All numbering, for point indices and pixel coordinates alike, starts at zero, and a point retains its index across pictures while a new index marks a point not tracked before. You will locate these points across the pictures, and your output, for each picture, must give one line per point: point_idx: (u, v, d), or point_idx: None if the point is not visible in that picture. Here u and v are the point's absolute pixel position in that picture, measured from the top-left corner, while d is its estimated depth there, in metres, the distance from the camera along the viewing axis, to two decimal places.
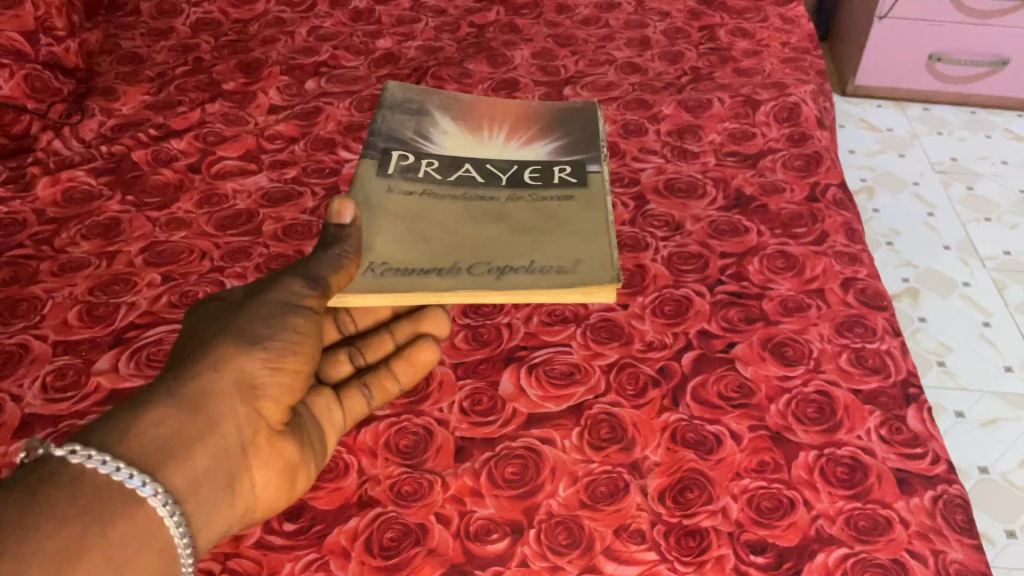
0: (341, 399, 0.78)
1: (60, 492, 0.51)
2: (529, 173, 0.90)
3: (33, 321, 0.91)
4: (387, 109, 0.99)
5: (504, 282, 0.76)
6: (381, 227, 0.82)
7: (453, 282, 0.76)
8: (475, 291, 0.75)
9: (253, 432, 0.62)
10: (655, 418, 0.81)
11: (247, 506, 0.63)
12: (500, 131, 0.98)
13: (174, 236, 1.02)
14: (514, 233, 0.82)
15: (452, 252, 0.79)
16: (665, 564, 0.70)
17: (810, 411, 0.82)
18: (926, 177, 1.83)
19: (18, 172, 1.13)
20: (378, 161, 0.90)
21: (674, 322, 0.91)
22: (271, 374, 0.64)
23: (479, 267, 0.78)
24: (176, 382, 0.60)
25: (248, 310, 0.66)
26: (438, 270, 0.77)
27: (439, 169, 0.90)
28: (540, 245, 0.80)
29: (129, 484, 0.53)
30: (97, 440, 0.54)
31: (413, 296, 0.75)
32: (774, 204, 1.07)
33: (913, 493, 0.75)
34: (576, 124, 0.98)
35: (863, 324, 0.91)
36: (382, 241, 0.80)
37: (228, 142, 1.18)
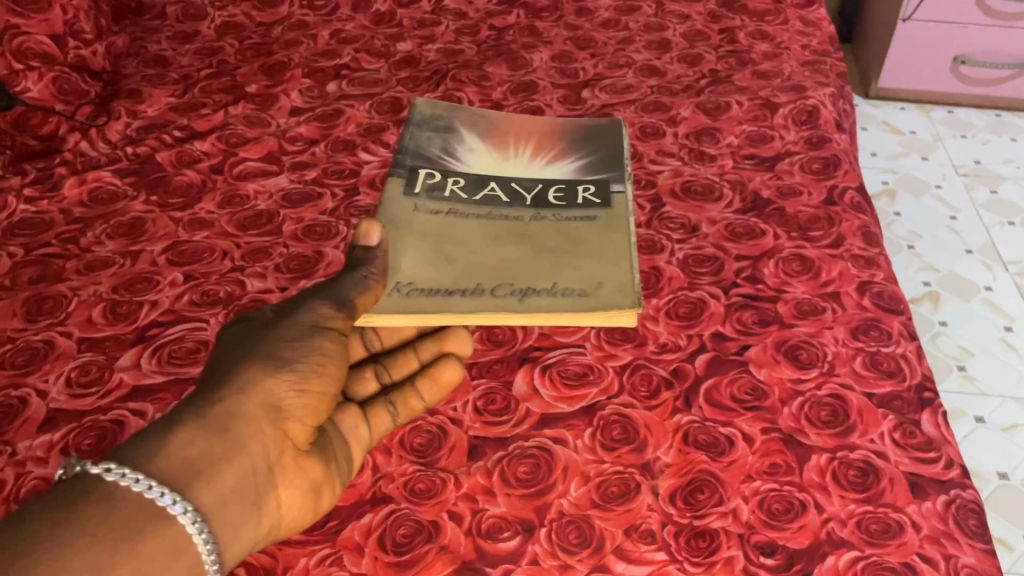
0: (366, 415, 0.78)
1: (94, 509, 0.52)
2: (554, 192, 0.93)
3: (59, 318, 0.93)
4: (415, 128, 1.03)
5: (527, 304, 0.79)
6: (408, 246, 0.84)
7: (476, 304, 0.79)
8: (498, 312, 0.78)
9: (277, 453, 0.64)
10: (667, 420, 0.82)
11: (271, 524, 0.64)
12: (526, 149, 1.01)
13: (196, 236, 1.04)
14: (535, 254, 0.84)
15: (476, 271, 0.82)
16: (675, 564, 0.70)
17: (823, 414, 0.82)
18: (949, 180, 1.82)
19: (46, 172, 1.15)
20: (405, 179, 0.94)
21: (688, 325, 0.92)
22: (297, 396, 0.65)
23: (501, 288, 0.80)
24: (205, 402, 0.62)
25: (276, 330, 0.67)
26: (461, 291, 0.80)
27: (464, 188, 0.93)
28: (562, 267, 0.82)
29: (160, 502, 0.54)
30: (131, 458, 0.56)
31: (439, 317, 0.77)
32: (791, 207, 1.07)
33: (926, 497, 0.75)
34: (601, 142, 1.01)
35: (878, 328, 0.91)
36: (407, 261, 0.83)
37: (250, 143, 1.20)
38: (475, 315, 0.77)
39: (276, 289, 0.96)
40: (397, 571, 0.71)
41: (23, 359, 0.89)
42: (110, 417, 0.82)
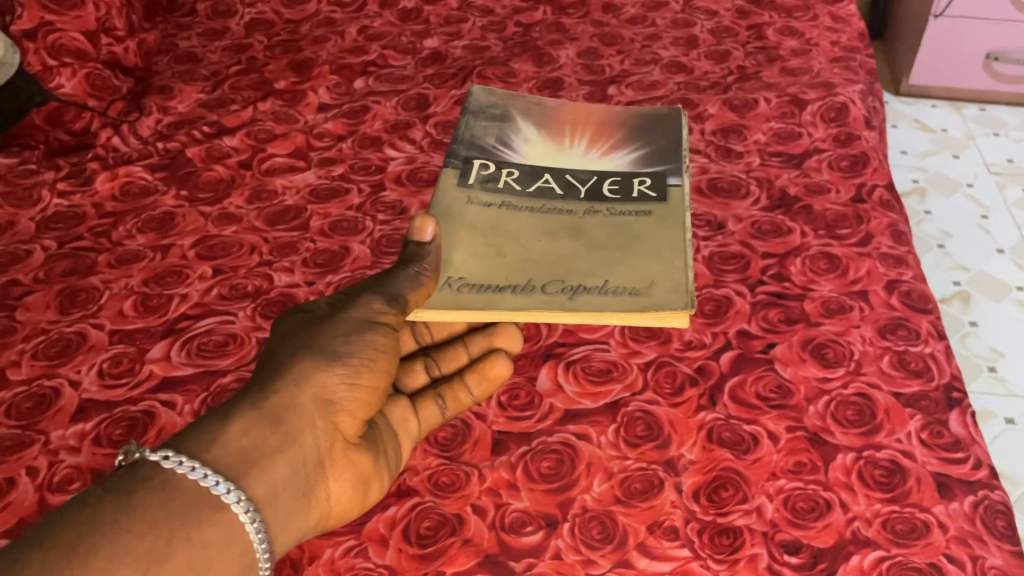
0: (415, 408, 0.79)
1: (152, 495, 0.53)
2: (609, 185, 0.90)
3: (91, 310, 0.95)
4: (471, 116, 1.00)
5: (577, 303, 0.75)
6: (460, 239, 0.82)
7: (527, 301, 0.75)
8: (547, 310, 0.75)
9: (329, 445, 0.64)
10: (691, 417, 0.82)
11: (321, 516, 0.65)
12: (582, 139, 0.97)
13: (225, 231, 1.06)
14: (587, 252, 0.81)
15: (527, 267, 0.79)
16: (698, 561, 0.70)
17: (849, 413, 0.81)
18: (981, 178, 1.79)
19: (79, 167, 1.17)
20: (459, 170, 0.91)
21: (713, 322, 0.91)
22: (348, 390, 0.65)
23: (551, 286, 0.77)
24: (260, 394, 0.62)
25: (329, 325, 0.67)
26: (512, 287, 0.77)
27: (518, 180, 0.91)
28: (614, 266, 0.79)
29: (215, 491, 0.55)
30: (188, 446, 0.57)
31: (490, 313, 0.74)
32: (819, 204, 1.06)
33: (953, 498, 0.75)
34: (660, 132, 0.97)
35: (906, 327, 0.90)
36: (460, 255, 0.80)
37: (278, 139, 1.21)
38: (525, 312, 0.74)
39: (303, 284, 0.97)
40: (422, 563, 0.71)
41: (56, 350, 0.90)
42: (141, 408, 0.83)
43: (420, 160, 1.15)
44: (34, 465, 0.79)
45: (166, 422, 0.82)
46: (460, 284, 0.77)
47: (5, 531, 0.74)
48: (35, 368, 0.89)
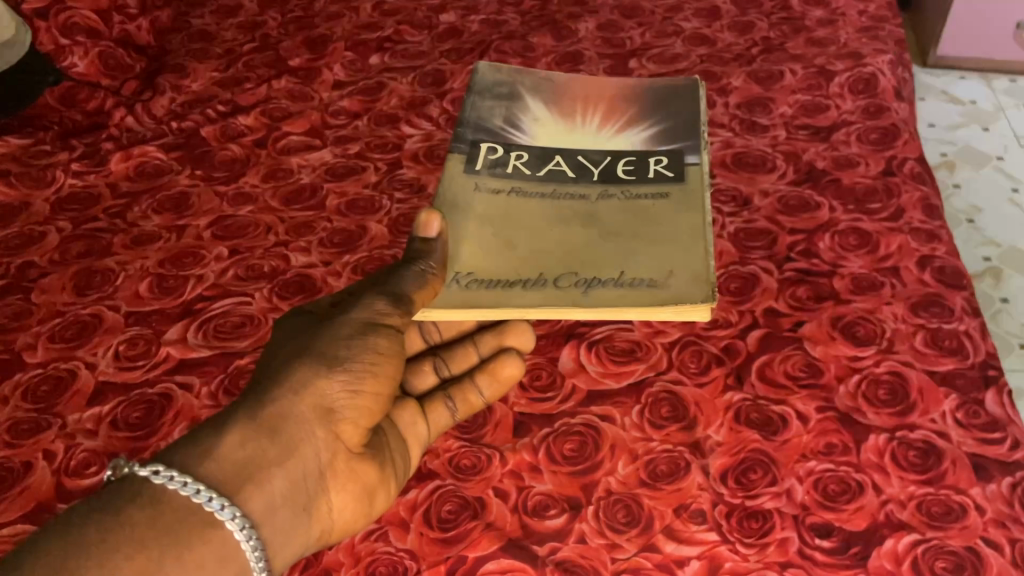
0: (424, 410, 0.77)
1: (142, 513, 0.51)
2: (623, 164, 0.86)
3: (107, 292, 0.94)
4: (477, 95, 0.97)
5: (592, 299, 0.73)
6: (469, 231, 0.80)
7: (538, 298, 0.73)
8: (561, 308, 0.72)
9: (331, 457, 0.61)
10: (718, 397, 0.80)
11: (324, 528, 0.62)
12: (594, 115, 0.93)
13: (240, 210, 1.04)
14: (602, 241, 0.78)
15: (539, 259, 0.77)
16: (726, 545, 0.69)
17: (882, 392, 0.79)
18: (1011, 151, 1.74)
19: (93, 147, 1.16)
20: (466, 155, 0.88)
21: (740, 300, 0.89)
22: (350, 398, 0.62)
23: (565, 281, 0.75)
24: (258, 403, 0.59)
25: (330, 328, 0.64)
26: (523, 282, 0.75)
27: (528, 163, 0.87)
28: (630, 256, 0.76)
29: (207, 508, 0.53)
30: (180, 460, 0.54)
31: (501, 313, 0.72)
32: (848, 178, 1.03)
33: (990, 479, 0.72)
34: (676, 105, 0.93)
35: (940, 304, 0.87)
36: (468, 249, 0.78)
37: (293, 117, 1.19)
38: (537, 311, 0.72)
39: (320, 264, 0.96)
40: (443, 547, 0.70)
41: (72, 333, 0.89)
42: (158, 391, 0.82)
43: (438, 138, 1.13)
44: (51, 449, 0.78)
45: (183, 405, 0.81)
46: (470, 281, 0.75)
47: (23, 515, 0.73)
48: (51, 351, 0.88)
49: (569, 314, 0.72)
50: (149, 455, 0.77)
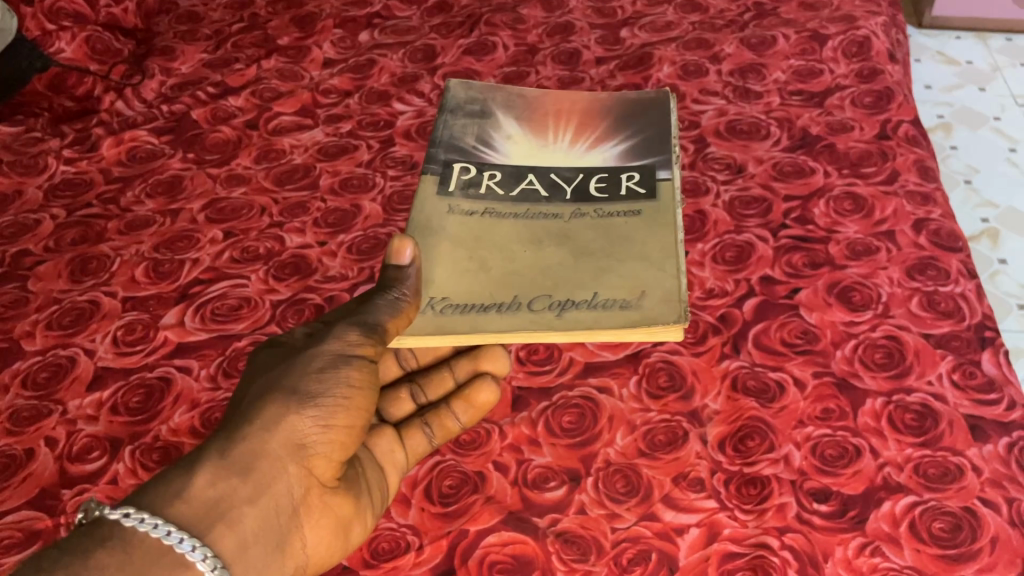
0: (400, 435, 0.75)
1: (112, 556, 0.51)
2: (596, 182, 0.85)
3: (103, 278, 0.94)
4: (449, 113, 0.95)
5: (564, 319, 0.71)
6: (442, 252, 0.78)
7: (511, 319, 0.72)
8: (534, 329, 0.71)
9: (304, 492, 0.62)
10: (715, 365, 0.80)
11: (299, 565, 0.62)
12: (566, 131, 0.92)
13: (233, 192, 1.04)
14: (577, 259, 0.77)
15: (513, 276, 0.76)
16: (725, 512, 0.69)
17: (877, 356, 0.79)
18: (1009, 111, 1.67)
19: (84, 133, 1.15)
20: (438, 177, 0.86)
21: (736, 269, 0.89)
22: (323, 432, 0.62)
23: (539, 299, 0.74)
24: (230, 440, 0.60)
25: (300, 362, 0.64)
26: (497, 305, 0.74)
27: (501, 182, 0.86)
28: (604, 273, 0.75)
29: (180, 549, 0.53)
30: (151, 502, 0.55)
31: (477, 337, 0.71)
32: (842, 143, 1.03)
33: (987, 440, 0.73)
34: (649, 119, 0.92)
35: (935, 267, 0.87)
36: (441, 272, 0.77)
37: (284, 97, 1.19)
38: (510, 333, 0.71)
39: (315, 244, 0.96)
40: (444, 522, 0.71)
41: (69, 320, 0.89)
42: (156, 374, 0.83)
43: (430, 113, 1.13)
44: (52, 435, 0.79)
45: (182, 388, 0.81)
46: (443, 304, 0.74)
47: (27, 501, 0.74)
48: (49, 338, 0.88)
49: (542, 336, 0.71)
50: (150, 439, 0.77)
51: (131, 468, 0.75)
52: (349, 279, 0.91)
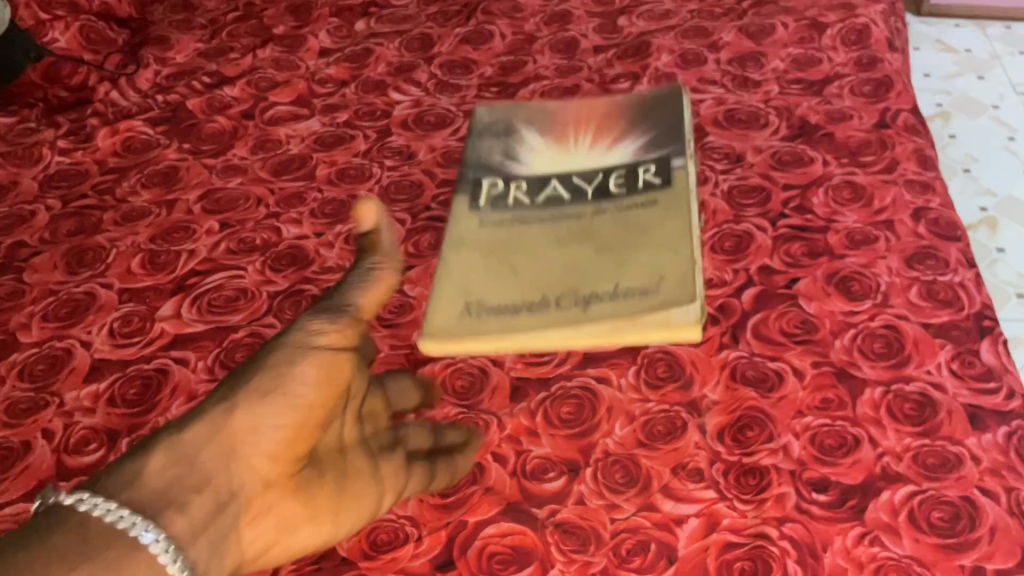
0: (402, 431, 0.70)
1: (60, 538, 0.48)
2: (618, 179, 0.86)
3: (99, 270, 0.93)
4: (475, 135, 0.97)
5: (586, 316, 0.73)
6: (474, 264, 0.80)
7: (542, 318, 0.73)
8: (561, 329, 0.72)
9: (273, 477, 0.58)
10: (714, 355, 0.80)
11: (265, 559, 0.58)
12: (587, 134, 0.93)
13: (230, 183, 1.03)
14: (605, 254, 0.78)
15: (544, 275, 0.77)
16: (725, 502, 0.69)
17: (877, 346, 0.79)
18: (1008, 99, 1.57)
19: (79, 124, 1.14)
20: (467, 195, 0.88)
21: (735, 259, 0.89)
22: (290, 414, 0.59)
23: (568, 296, 0.75)
24: (191, 426, 0.57)
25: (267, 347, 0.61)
26: (529, 306, 0.75)
27: (529, 191, 0.87)
28: (629, 266, 0.75)
29: (135, 531, 0.50)
30: (105, 486, 0.52)
31: (508, 340, 0.73)
32: (841, 132, 1.02)
33: (986, 430, 0.72)
34: (666, 112, 0.93)
35: (934, 256, 0.87)
36: (475, 281, 0.78)
37: (280, 87, 1.18)
38: (540, 332, 0.72)
39: (312, 235, 0.95)
40: (444, 513, 0.70)
41: (66, 312, 0.89)
42: (153, 366, 0.82)
43: (427, 103, 1.13)
44: (49, 427, 0.78)
45: (180, 379, 0.81)
46: (473, 308, 0.76)
47: (25, 494, 0.74)
48: (45, 330, 0.88)
49: (569, 338, 0.72)
50: (148, 431, 0.77)
51: None
52: (347, 270, 0.91)
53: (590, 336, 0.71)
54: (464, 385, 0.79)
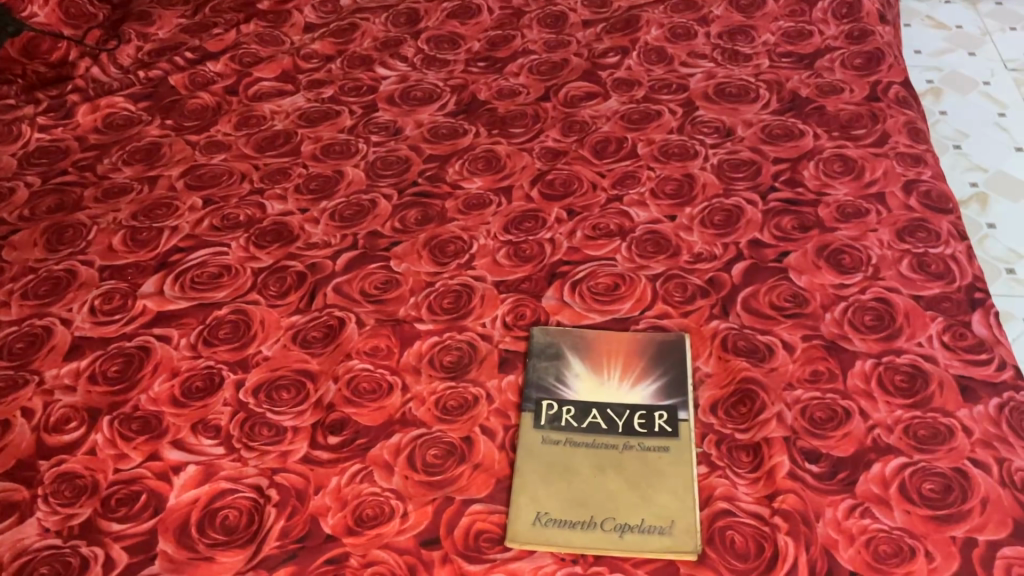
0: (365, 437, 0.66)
1: None
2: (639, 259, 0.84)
3: (79, 247, 0.92)
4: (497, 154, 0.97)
5: (644, 493, 0.68)
6: (543, 359, 0.77)
7: (601, 453, 0.70)
8: (618, 500, 0.68)
9: None
10: (704, 326, 0.79)
11: None
12: None
13: (213, 159, 1.02)
14: (663, 355, 0.76)
15: (603, 389, 0.75)
16: (717, 474, 0.69)
17: (868, 318, 0.78)
18: (998, 76, 1.53)
19: (58, 100, 1.12)
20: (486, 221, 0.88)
21: (724, 233, 0.88)
22: None
23: (628, 420, 0.72)
24: None
25: None
26: (583, 443, 0.71)
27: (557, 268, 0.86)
28: (686, 385, 0.74)
29: None
30: None
31: (571, 516, 0.67)
32: (832, 104, 1.01)
33: (978, 401, 0.72)
34: None
35: (925, 229, 0.86)
36: (542, 386, 0.75)
37: (264, 62, 1.16)
38: (599, 474, 0.69)
39: (296, 211, 0.94)
40: (430, 489, 0.69)
41: (45, 289, 0.87)
42: (135, 343, 0.81)
43: (413, 78, 1.11)
44: (29, 406, 0.77)
45: (162, 357, 0.80)
46: (543, 512, 0.67)
47: (4, 472, 0.72)
48: (25, 307, 0.86)
49: (621, 519, 0.66)
50: (129, 409, 0.76)
51: (109, 438, 0.74)
52: (332, 246, 0.89)
53: (640, 531, 0.65)
54: (453, 360, 0.78)
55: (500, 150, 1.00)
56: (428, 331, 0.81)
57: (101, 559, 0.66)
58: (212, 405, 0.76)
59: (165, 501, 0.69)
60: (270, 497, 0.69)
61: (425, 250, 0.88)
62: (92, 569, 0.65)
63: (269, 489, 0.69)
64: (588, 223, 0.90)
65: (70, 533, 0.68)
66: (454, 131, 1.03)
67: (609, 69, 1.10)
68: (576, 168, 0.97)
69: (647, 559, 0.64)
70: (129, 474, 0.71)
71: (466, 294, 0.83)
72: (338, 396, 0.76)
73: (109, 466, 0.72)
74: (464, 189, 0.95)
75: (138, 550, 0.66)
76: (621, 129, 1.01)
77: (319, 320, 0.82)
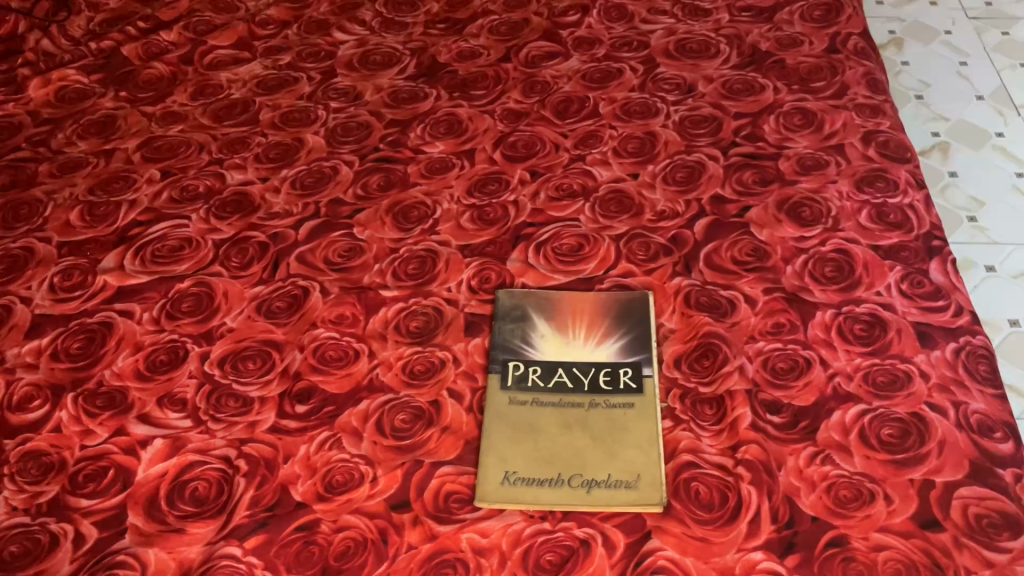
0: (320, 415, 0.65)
1: None
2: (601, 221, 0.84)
3: (36, 224, 0.90)
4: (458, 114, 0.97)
5: (611, 448, 0.69)
6: (510, 323, 0.77)
7: (568, 412, 0.71)
8: (585, 457, 0.68)
9: None
10: (667, 283, 0.80)
11: None
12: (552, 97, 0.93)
13: (170, 130, 1.00)
14: (627, 314, 0.77)
15: (570, 348, 0.75)
16: (682, 428, 0.70)
17: (828, 269, 0.79)
18: (959, 24, 1.53)
19: (8, 74, 1.08)
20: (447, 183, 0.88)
21: (686, 190, 0.88)
22: None
23: (593, 378, 0.73)
24: None
25: None
26: (549, 403, 0.72)
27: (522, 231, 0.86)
28: (651, 341, 0.75)
29: None
30: None
31: (538, 474, 0.67)
32: (791, 58, 1.01)
33: (935, 346, 0.73)
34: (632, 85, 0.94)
35: (884, 179, 0.87)
36: (508, 350, 0.75)
37: (218, 30, 1.14)
38: (566, 432, 0.70)
39: (257, 180, 0.93)
40: (398, 454, 0.69)
41: (3, 268, 0.86)
42: (98, 319, 0.80)
43: (372, 42, 1.10)
44: None
45: (125, 331, 0.79)
46: (511, 472, 0.68)
47: None
48: None
49: (588, 475, 0.67)
50: (94, 384, 0.75)
51: (74, 415, 0.73)
52: (294, 215, 0.89)
53: (607, 486, 0.66)
54: (419, 325, 0.78)
55: (461, 113, 0.99)
56: (394, 298, 0.81)
57: (71, 534, 0.66)
58: (177, 378, 0.75)
59: (133, 475, 0.69)
60: (239, 467, 0.69)
61: (388, 216, 0.88)
62: (62, 545, 0.65)
63: (238, 459, 0.70)
64: (551, 185, 0.90)
65: (39, 510, 0.68)
66: (414, 95, 1.02)
67: (570, 28, 1.10)
68: (538, 129, 0.96)
69: (614, 513, 0.65)
70: (95, 450, 0.71)
71: (431, 260, 0.83)
72: (304, 364, 0.76)
73: (76, 443, 0.71)
74: (426, 153, 0.95)
75: (107, 525, 0.66)
76: (582, 89, 1.01)
77: (283, 289, 0.82)
